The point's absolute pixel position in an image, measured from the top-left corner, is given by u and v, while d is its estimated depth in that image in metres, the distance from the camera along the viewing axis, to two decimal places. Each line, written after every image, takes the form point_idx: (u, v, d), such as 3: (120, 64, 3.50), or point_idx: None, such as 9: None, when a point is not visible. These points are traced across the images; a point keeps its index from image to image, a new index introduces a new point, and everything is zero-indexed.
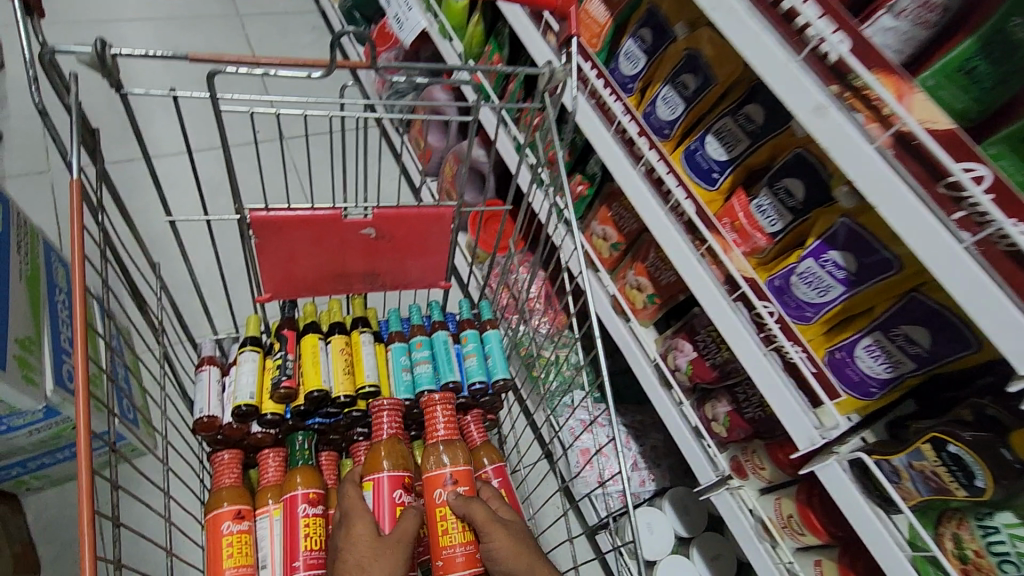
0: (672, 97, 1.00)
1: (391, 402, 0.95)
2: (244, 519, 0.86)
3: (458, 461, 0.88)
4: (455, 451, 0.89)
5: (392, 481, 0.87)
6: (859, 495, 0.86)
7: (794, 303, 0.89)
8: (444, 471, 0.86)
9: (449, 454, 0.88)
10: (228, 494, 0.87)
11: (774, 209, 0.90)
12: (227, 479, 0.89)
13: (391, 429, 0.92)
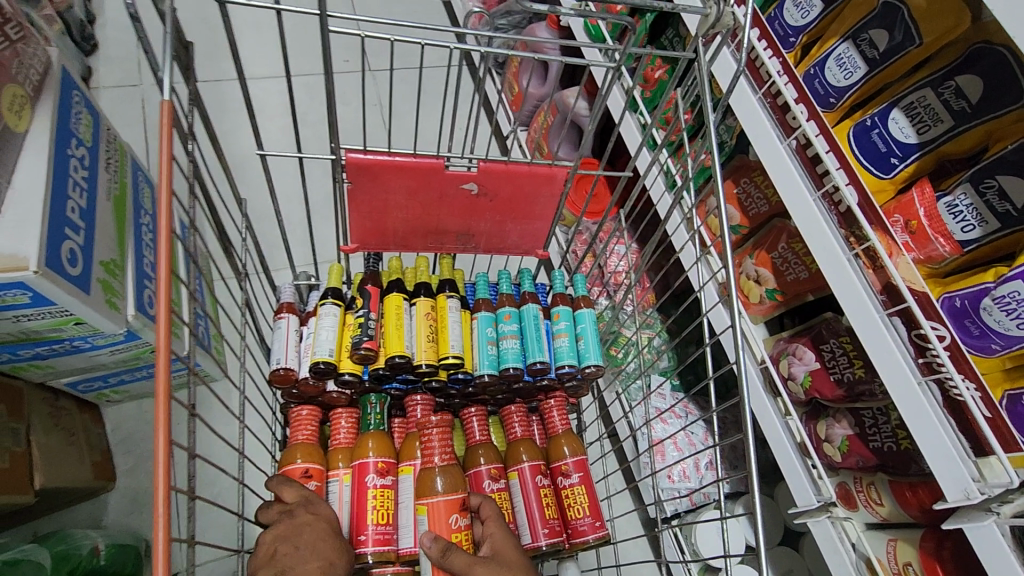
0: (850, 59, 0.82)
1: (424, 396, 0.90)
2: (313, 479, 0.82)
3: (453, 489, 0.80)
4: (450, 477, 0.80)
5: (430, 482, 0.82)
6: (1019, 568, 0.70)
7: (977, 329, 0.73)
8: (436, 499, 0.78)
9: (444, 480, 0.80)
10: (298, 453, 0.83)
11: (973, 212, 0.73)
12: (302, 433, 0.85)
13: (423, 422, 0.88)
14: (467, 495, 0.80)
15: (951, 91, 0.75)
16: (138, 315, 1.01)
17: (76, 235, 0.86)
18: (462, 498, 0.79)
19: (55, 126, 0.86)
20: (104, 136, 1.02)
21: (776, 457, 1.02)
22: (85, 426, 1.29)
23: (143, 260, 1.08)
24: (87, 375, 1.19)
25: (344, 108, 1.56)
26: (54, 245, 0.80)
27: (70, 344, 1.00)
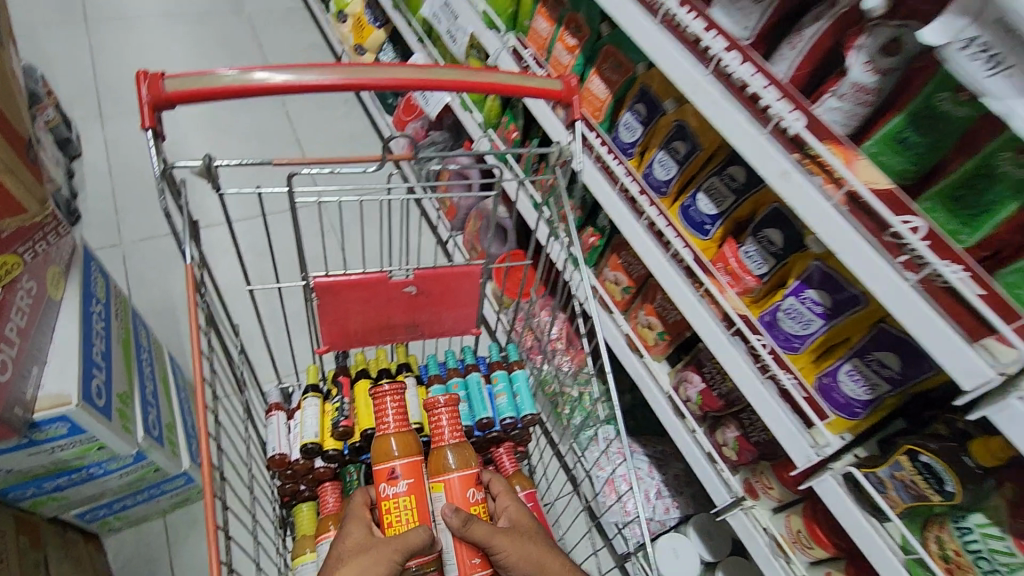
0: (666, 161, 1.16)
1: (449, 402, 1.02)
2: (403, 478, 0.94)
3: (464, 466, 0.98)
4: (461, 456, 0.98)
5: (463, 481, 0.97)
6: (854, 507, 0.94)
7: (782, 335, 1.01)
8: (452, 476, 0.96)
9: (457, 458, 0.98)
10: (384, 450, 0.94)
11: (760, 254, 1.04)
12: (392, 428, 0.97)
13: (453, 436, 1.00)
14: (475, 468, 0.99)
15: (722, 177, 1.10)
16: (145, 436, 1.19)
17: (99, 375, 1.07)
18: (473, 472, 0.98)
19: (81, 294, 1.10)
20: (113, 294, 1.26)
21: (694, 468, 1.26)
22: (90, 554, 1.40)
23: (146, 390, 1.28)
24: (94, 502, 1.33)
25: (307, 238, 1.86)
26: (85, 383, 1.01)
27: (87, 472, 1.17)
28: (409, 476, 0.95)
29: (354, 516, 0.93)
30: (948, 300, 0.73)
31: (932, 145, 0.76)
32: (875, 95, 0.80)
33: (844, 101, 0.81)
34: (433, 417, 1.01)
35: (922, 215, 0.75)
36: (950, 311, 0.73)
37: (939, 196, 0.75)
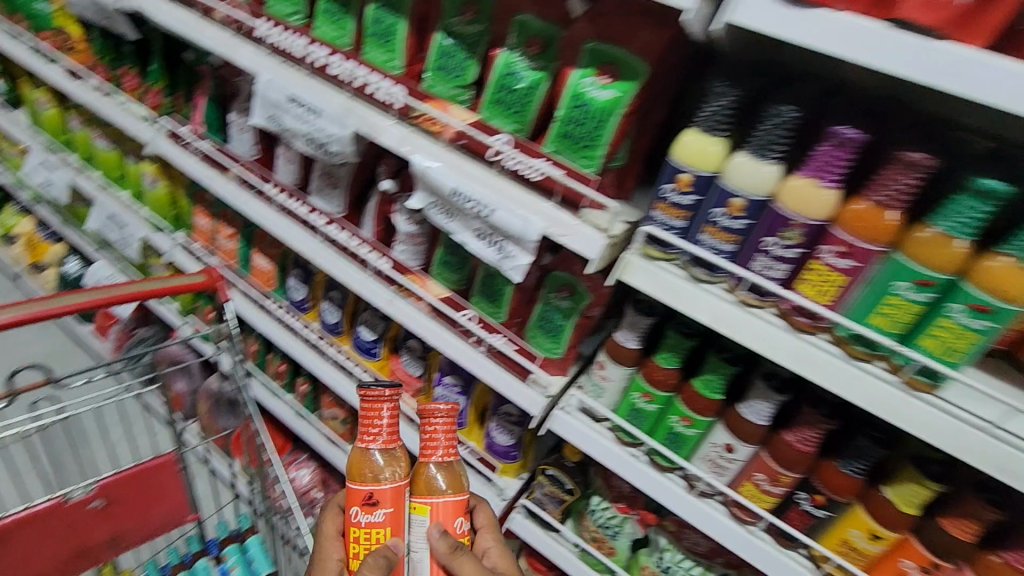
0: (331, 308, 1.41)
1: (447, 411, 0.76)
2: (379, 505, 0.74)
3: (455, 490, 0.76)
4: (451, 477, 0.77)
5: (454, 508, 0.76)
6: (538, 528, 1.18)
7: (449, 416, 1.26)
8: (439, 501, 0.75)
9: (445, 476, 0.76)
10: (362, 466, 0.75)
11: (413, 360, 1.31)
12: (364, 442, 0.76)
13: (445, 448, 0.76)
14: (467, 493, 0.77)
15: (372, 310, 1.34)
16: None
17: None
18: (463, 498, 0.76)
19: None
20: None
21: None
22: None
23: None
24: None
25: None
26: None
27: None
28: (388, 504, 0.74)
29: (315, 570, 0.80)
30: (506, 359, 1.06)
31: (464, 261, 1.11)
32: (424, 237, 1.13)
33: (407, 245, 1.14)
34: (428, 427, 0.76)
35: (473, 307, 1.08)
36: (507, 365, 1.06)
37: (479, 294, 1.09)
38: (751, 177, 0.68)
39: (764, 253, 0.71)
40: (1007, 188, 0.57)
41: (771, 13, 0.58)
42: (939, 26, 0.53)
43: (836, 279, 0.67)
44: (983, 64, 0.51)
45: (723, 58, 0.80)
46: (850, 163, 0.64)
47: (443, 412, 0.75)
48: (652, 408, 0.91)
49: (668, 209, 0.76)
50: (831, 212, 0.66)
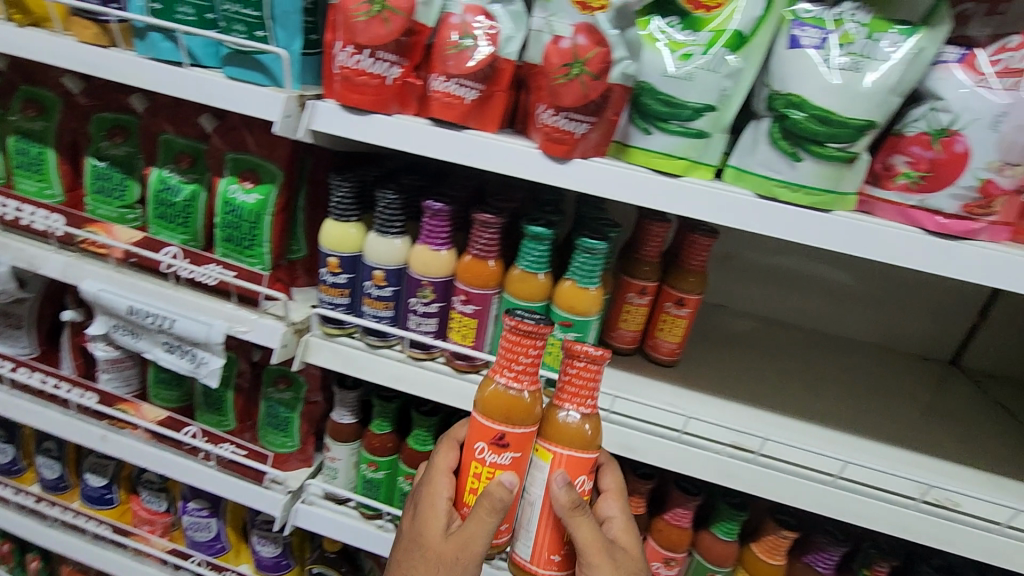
0: (47, 462, 1.22)
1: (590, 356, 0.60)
2: (511, 448, 0.62)
3: (582, 446, 0.62)
4: (592, 439, 0.62)
5: (573, 466, 0.63)
6: None
7: (205, 545, 1.15)
8: (558, 456, 0.63)
9: (587, 421, 0.62)
10: (513, 403, 0.60)
11: (155, 494, 1.17)
12: (503, 375, 0.61)
13: (586, 396, 0.62)
14: (598, 452, 0.63)
15: (96, 453, 1.19)
16: None
17: None
18: (592, 461, 0.63)
19: None
20: None
21: None
22: None
23: None
24: None
25: None
26: None
27: None
28: (520, 447, 0.62)
29: (419, 519, 0.67)
30: (239, 466, 1.02)
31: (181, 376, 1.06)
32: (131, 360, 1.06)
33: (113, 373, 1.05)
34: (570, 370, 0.62)
35: (195, 422, 1.03)
36: (242, 472, 1.02)
37: (201, 406, 1.04)
38: (382, 250, 0.79)
39: (413, 312, 0.81)
40: (546, 232, 0.72)
41: (339, 120, 0.70)
42: (456, 121, 0.69)
43: (469, 323, 0.79)
44: (492, 146, 0.67)
45: (377, 159, 0.94)
46: (453, 226, 0.78)
47: (585, 360, 0.60)
48: (380, 474, 0.95)
49: (329, 290, 0.83)
50: (451, 268, 0.78)
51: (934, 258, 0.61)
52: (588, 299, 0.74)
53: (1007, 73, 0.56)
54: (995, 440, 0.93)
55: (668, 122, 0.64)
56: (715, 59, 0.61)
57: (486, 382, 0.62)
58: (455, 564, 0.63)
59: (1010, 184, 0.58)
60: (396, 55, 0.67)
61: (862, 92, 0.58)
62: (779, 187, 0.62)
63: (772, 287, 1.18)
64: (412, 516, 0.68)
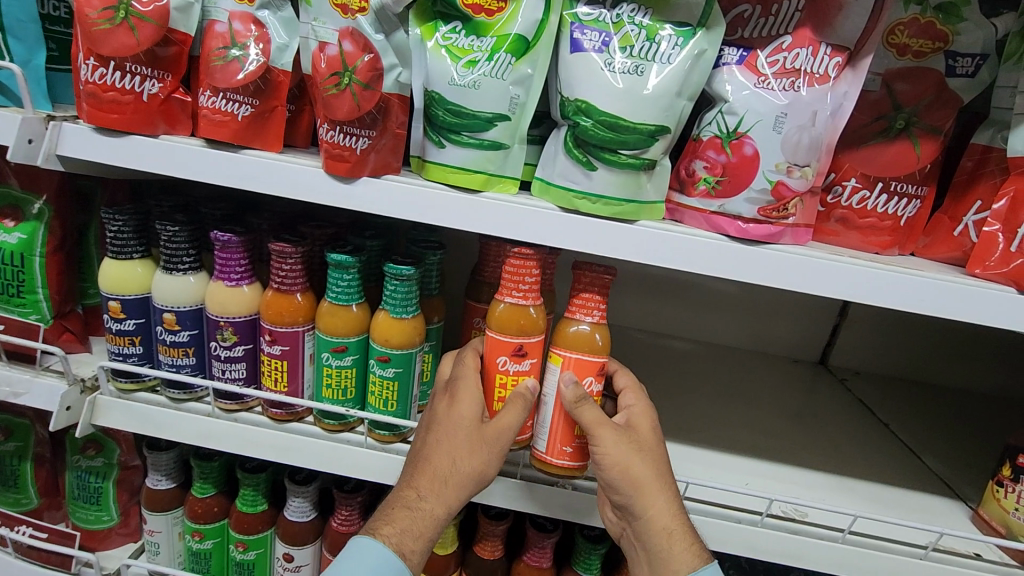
0: None
1: (598, 276, 0.59)
2: (529, 357, 0.61)
3: (597, 350, 0.60)
4: (602, 339, 0.60)
5: (581, 367, 0.60)
6: None
7: None
8: (566, 358, 0.60)
9: (598, 336, 0.60)
10: (515, 317, 0.59)
11: None
12: (510, 296, 0.59)
13: (596, 303, 0.60)
14: (607, 358, 0.61)
15: None
16: None
17: None
18: (602, 364, 0.60)
19: None
20: None
21: None
22: None
23: None
24: None
25: None
26: None
27: None
28: (536, 355, 0.61)
29: (451, 399, 0.61)
30: (37, 552, 0.85)
31: None
32: None
33: None
34: (576, 281, 0.60)
35: None
36: (43, 558, 0.85)
37: None
38: (171, 289, 0.69)
39: (215, 357, 0.71)
40: (349, 259, 0.65)
41: (92, 143, 0.60)
42: (229, 140, 0.61)
43: (280, 366, 0.70)
44: (271, 167, 0.60)
45: (190, 191, 0.85)
46: (251, 257, 0.69)
47: (590, 276, 0.59)
48: (207, 545, 0.82)
49: (114, 339, 0.71)
50: (254, 305, 0.70)
51: (738, 264, 0.59)
52: (402, 331, 0.67)
53: (782, 74, 0.56)
54: (852, 443, 0.91)
55: (459, 134, 0.59)
56: (499, 65, 0.57)
57: (494, 303, 0.61)
58: (485, 447, 0.59)
59: (801, 185, 0.57)
60: (152, 68, 0.59)
61: (647, 96, 0.55)
62: (579, 199, 0.58)
63: (647, 298, 1.16)
64: (441, 396, 0.62)
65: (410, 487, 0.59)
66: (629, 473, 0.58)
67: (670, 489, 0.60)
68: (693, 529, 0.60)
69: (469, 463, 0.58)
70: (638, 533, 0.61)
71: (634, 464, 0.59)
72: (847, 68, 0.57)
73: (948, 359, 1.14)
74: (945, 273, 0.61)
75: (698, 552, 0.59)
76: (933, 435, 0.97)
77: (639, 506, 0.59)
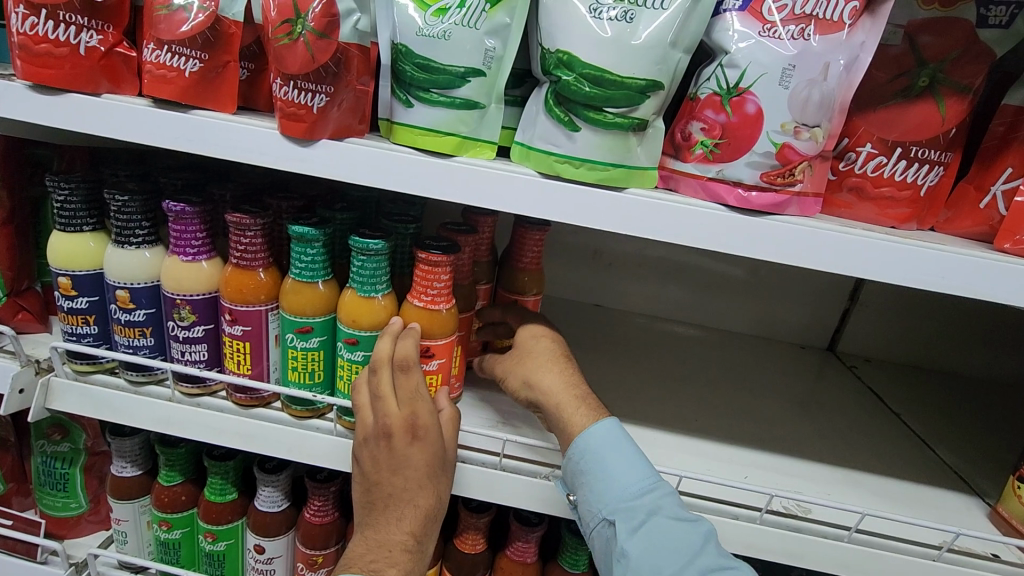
0: None
1: (466, 242, 0.67)
2: (436, 357, 0.63)
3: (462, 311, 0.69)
4: (467, 300, 0.69)
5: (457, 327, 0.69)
6: None
7: None
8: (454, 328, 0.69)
9: (460, 301, 0.69)
10: (421, 319, 0.62)
11: None
12: (419, 299, 0.62)
13: (465, 261, 0.68)
14: (468, 314, 0.70)
15: None
16: None
17: None
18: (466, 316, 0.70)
19: None
20: None
21: None
22: None
23: None
24: None
25: None
26: None
27: None
28: (445, 356, 0.64)
29: (414, 437, 0.59)
30: None
31: None
32: None
33: None
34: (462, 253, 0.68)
35: None
36: None
37: None
38: (124, 265, 0.64)
39: (174, 339, 0.66)
40: (313, 232, 0.60)
41: (30, 103, 0.55)
42: (177, 99, 0.55)
43: (242, 348, 0.65)
44: (223, 130, 0.55)
45: (155, 161, 0.79)
46: (209, 230, 0.64)
47: (467, 241, 0.67)
48: (176, 535, 0.78)
49: (67, 318, 0.66)
50: (213, 283, 0.65)
51: (739, 238, 0.53)
52: (364, 310, 0.62)
53: (792, 21, 0.49)
54: (861, 434, 0.86)
55: (428, 91, 0.53)
56: (471, 12, 0.51)
57: (404, 307, 0.63)
58: (448, 476, 0.62)
59: (810, 148, 0.51)
60: (90, 18, 0.54)
61: (637, 47, 0.49)
62: (560, 162, 0.53)
63: (647, 281, 1.10)
64: (397, 436, 0.58)
65: (401, 531, 0.58)
66: (523, 375, 0.65)
67: (566, 372, 0.65)
68: (589, 394, 0.64)
69: (446, 487, 0.62)
70: (551, 426, 0.64)
71: (523, 368, 0.65)
72: (865, 15, 0.50)
73: (963, 345, 1.08)
74: (971, 248, 0.55)
75: (591, 410, 0.62)
76: (948, 426, 0.91)
77: (536, 394, 0.64)
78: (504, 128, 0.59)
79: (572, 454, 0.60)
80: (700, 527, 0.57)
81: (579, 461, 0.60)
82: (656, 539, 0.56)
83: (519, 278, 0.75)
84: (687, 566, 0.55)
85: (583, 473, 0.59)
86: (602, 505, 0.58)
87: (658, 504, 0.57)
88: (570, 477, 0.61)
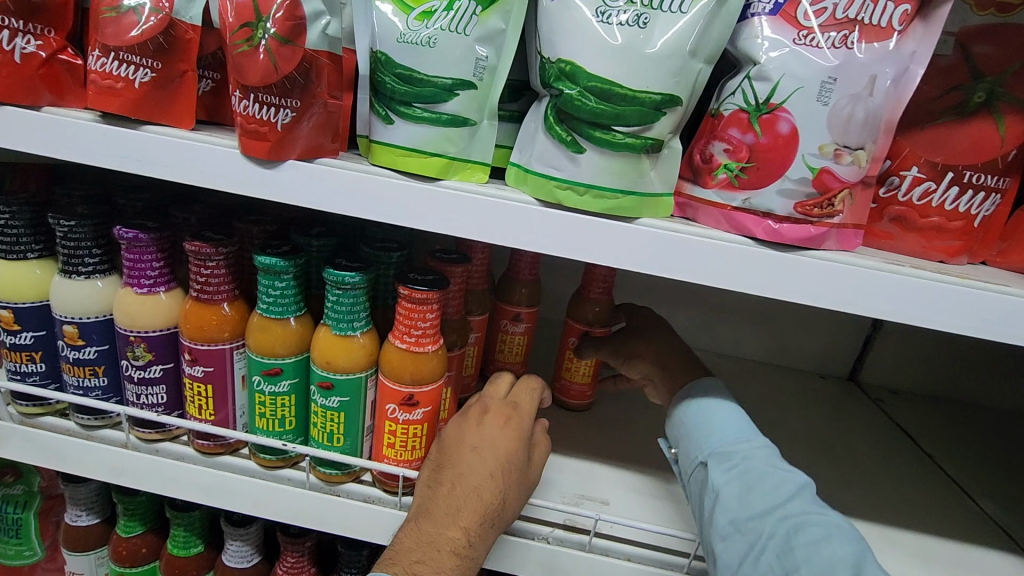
0: None
1: (458, 278, 0.60)
2: (420, 405, 0.56)
3: (452, 349, 0.62)
4: (460, 336, 0.62)
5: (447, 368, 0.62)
6: None
7: None
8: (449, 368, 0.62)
9: (452, 336, 0.62)
10: (405, 361, 0.54)
11: None
12: (402, 340, 0.54)
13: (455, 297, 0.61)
14: (461, 352, 0.63)
15: None
16: None
17: None
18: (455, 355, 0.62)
19: None
20: None
21: None
22: None
23: None
24: None
25: None
26: None
27: None
28: (431, 404, 0.56)
29: (506, 423, 0.57)
30: None
31: None
32: None
33: None
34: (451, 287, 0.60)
35: None
36: None
37: None
38: (73, 299, 0.57)
39: (128, 380, 0.59)
40: (282, 263, 0.53)
41: None
42: (125, 113, 0.48)
43: (203, 391, 0.58)
44: (177, 149, 0.48)
45: (117, 179, 0.72)
46: (168, 258, 0.57)
47: (459, 273, 0.60)
48: None
49: (10, 355, 0.60)
50: (174, 317, 0.58)
51: (769, 277, 0.46)
52: (341, 350, 0.55)
53: (832, 26, 0.42)
54: (895, 481, 0.78)
55: (410, 106, 0.46)
56: (459, 16, 0.45)
57: (384, 348, 0.56)
58: (521, 487, 0.55)
59: (851, 173, 0.44)
60: (27, 21, 0.48)
61: (652, 56, 0.42)
62: (562, 189, 0.45)
63: (656, 304, 1.03)
64: (492, 416, 0.57)
65: (456, 525, 0.49)
66: (628, 352, 0.68)
67: (663, 348, 0.68)
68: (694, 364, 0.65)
69: (512, 505, 0.54)
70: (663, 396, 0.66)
71: (631, 343, 0.69)
72: (916, 20, 0.43)
73: (996, 377, 1.01)
74: None
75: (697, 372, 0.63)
76: (986, 469, 0.84)
77: (646, 367, 0.67)
78: (498, 147, 0.52)
79: (676, 411, 0.60)
80: (798, 477, 0.53)
81: (681, 414, 0.60)
82: (749, 481, 0.52)
83: (586, 305, 0.73)
84: (778, 505, 0.50)
85: (683, 424, 0.59)
86: (698, 447, 0.57)
87: (755, 451, 0.54)
88: (672, 429, 0.61)
